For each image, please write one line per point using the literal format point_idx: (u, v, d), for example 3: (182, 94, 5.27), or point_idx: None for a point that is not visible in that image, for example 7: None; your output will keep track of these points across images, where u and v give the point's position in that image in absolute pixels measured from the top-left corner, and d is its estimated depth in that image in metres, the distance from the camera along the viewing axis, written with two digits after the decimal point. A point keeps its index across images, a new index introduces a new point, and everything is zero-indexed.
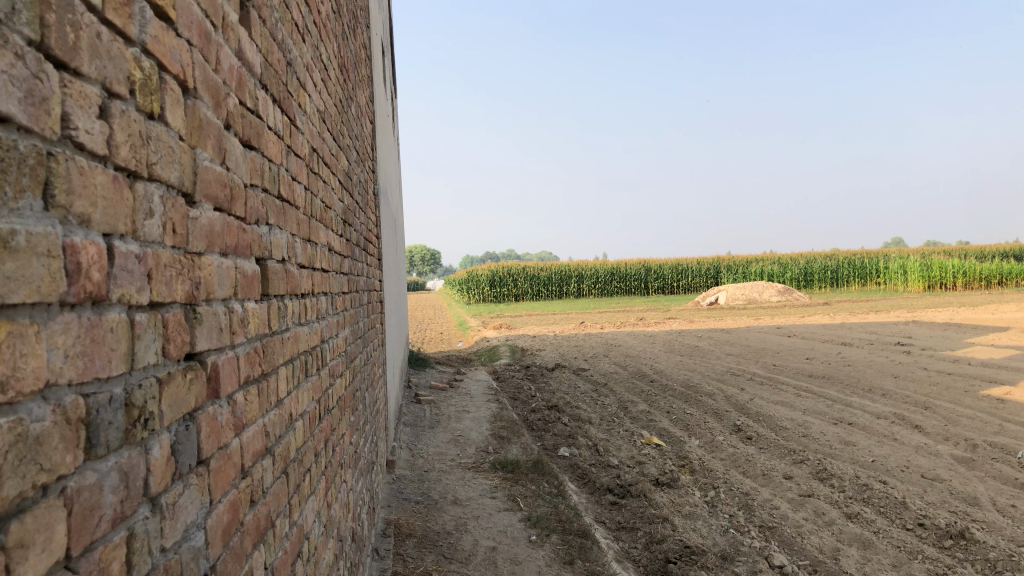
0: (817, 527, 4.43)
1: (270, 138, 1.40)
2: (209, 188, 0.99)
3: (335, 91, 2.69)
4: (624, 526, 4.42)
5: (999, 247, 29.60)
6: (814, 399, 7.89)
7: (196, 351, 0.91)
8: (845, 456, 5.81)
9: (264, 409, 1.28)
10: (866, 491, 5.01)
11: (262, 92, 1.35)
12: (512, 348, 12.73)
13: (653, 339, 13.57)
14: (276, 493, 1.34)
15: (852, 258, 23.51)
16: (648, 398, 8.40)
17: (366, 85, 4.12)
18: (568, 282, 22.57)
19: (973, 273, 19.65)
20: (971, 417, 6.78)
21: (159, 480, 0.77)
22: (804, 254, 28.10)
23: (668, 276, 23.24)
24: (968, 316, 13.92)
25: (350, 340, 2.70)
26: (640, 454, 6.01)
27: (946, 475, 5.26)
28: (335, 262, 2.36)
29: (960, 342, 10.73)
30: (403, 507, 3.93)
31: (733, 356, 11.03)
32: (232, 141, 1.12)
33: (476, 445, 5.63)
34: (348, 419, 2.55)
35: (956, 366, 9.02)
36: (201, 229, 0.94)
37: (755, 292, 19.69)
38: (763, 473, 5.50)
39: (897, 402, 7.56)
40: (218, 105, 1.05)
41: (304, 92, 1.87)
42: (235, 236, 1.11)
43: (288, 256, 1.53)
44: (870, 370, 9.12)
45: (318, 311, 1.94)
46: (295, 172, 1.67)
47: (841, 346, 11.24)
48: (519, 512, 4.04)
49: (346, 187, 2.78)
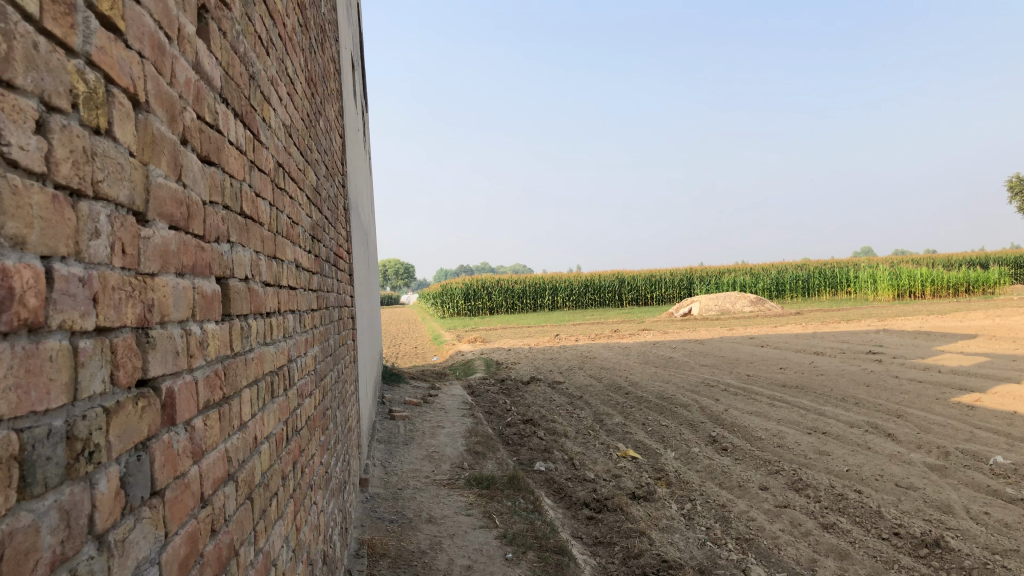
0: (794, 538, 4.43)
1: (231, 153, 1.37)
2: (163, 206, 0.95)
3: (302, 104, 2.65)
4: (601, 541, 4.38)
5: (965, 256, 30.07)
6: (788, 409, 7.92)
7: (148, 378, 0.87)
8: (820, 466, 5.83)
9: (226, 434, 1.24)
10: (841, 501, 5.02)
11: (222, 106, 1.32)
12: (487, 362, 12.67)
13: (627, 350, 13.59)
14: (241, 521, 1.29)
15: (823, 268, 23.75)
16: (624, 410, 8.40)
17: (335, 98, 4.09)
18: (542, 295, 22.57)
19: (941, 281, 19.92)
20: (942, 424, 6.84)
21: (105, 516, 0.72)
22: (775, 264, 28.32)
23: (642, 287, 23.32)
24: (937, 324, 14.09)
25: (319, 358, 2.64)
26: (616, 467, 5.99)
27: (920, 483, 5.29)
28: (303, 279, 2.32)
29: (930, 350, 10.86)
30: (378, 527, 3.87)
31: (708, 366, 11.07)
32: (189, 157, 1.08)
33: (451, 461, 5.57)
34: (318, 439, 2.50)
35: (927, 373, 9.11)
36: (154, 248, 0.90)
37: (728, 303, 19.81)
38: (738, 484, 5.50)
39: (869, 411, 7.62)
40: (172, 120, 1.01)
41: (269, 106, 1.84)
42: (193, 255, 1.07)
43: (251, 274, 1.49)
44: (843, 379, 9.18)
45: (285, 330, 1.89)
46: (258, 187, 1.63)
47: (814, 355, 11.33)
48: (494, 529, 3.99)
49: (313, 202, 2.74)
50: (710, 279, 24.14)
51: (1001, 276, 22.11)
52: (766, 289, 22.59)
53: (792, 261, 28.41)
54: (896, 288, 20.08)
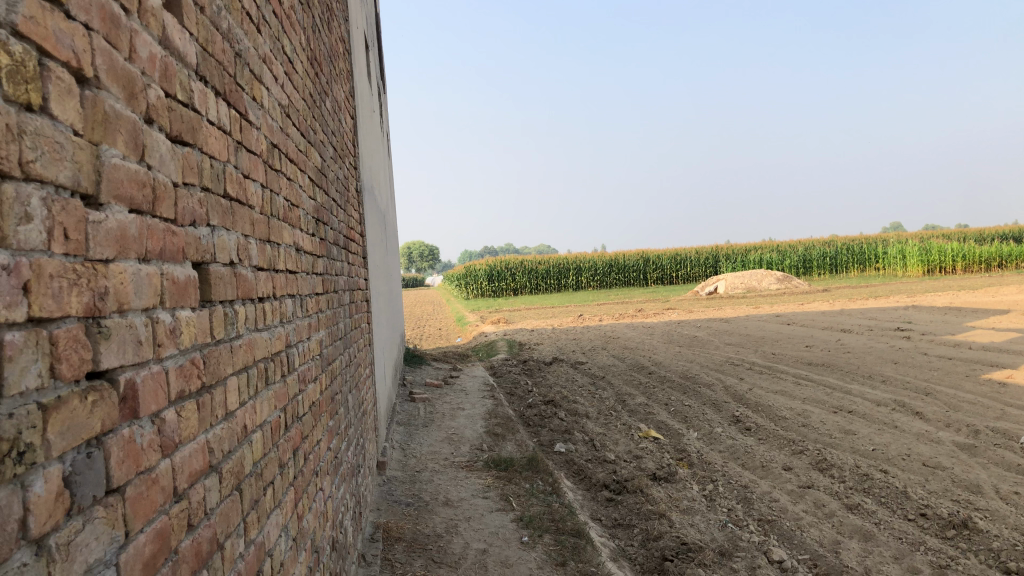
0: (817, 520, 4.35)
1: (211, 134, 1.31)
2: (120, 188, 0.90)
3: (305, 85, 2.59)
4: (620, 523, 4.34)
5: (997, 231, 29.52)
6: (813, 387, 7.82)
7: (102, 370, 0.82)
8: (845, 446, 5.73)
9: (207, 424, 1.20)
10: (867, 481, 4.93)
11: (200, 84, 1.26)
12: (510, 343, 12.65)
13: (651, 330, 13.50)
14: (226, 514, 1.25)
15: (851, 244, 23.41)
16: (647, 390, 8.34)
17: (344, 78, 4.03)
18: (566, 275, 22.48)
19: (972, 256, 19.56)
20: (972, 402, 6.71)
21: (43, 519, 0.68)
22: (802, 241, 27.97)
23: (667, 266, 23.15)
24: (967, 299, 13.84)
25: (325, 342, 2.61)
26: (637, 448, 5.93)
27: (948, 463, 5.18)
28: (305, 263, 2.27)
29: (960, 326, 10.66)
30: (393, 510, 3.85)
31: (732, 345, 10.96)
32: (156, 137, 1.03)
33: (470, 443, 5.54)
34: (325, 425, 2.46)
35: (957, 350, 8.94)
36: (108, 233, 0.85)
37: (754, 281, 19.60)
38: (762, 465, 5.42)
39: (897, 388, 7.49)
40: (133, 97, 0.96)
41: (261, 86, 1.79)
42: (160, 240, 1.02)
43: (238, 259, 1.44)
44: (871, 356, 9.04)
45: (282, 315, 1.85)
46: (247, 168, 1.57)
47: (841, 332, 11.17)
48: (511, 511, 3.95)
49: (318, 184, 2.69)
50: (736, 257, 23.92)
51: None
52: (793, 266, 22.33)
53: (820, 238, 28.03)
54: (926, 264, 19.75)
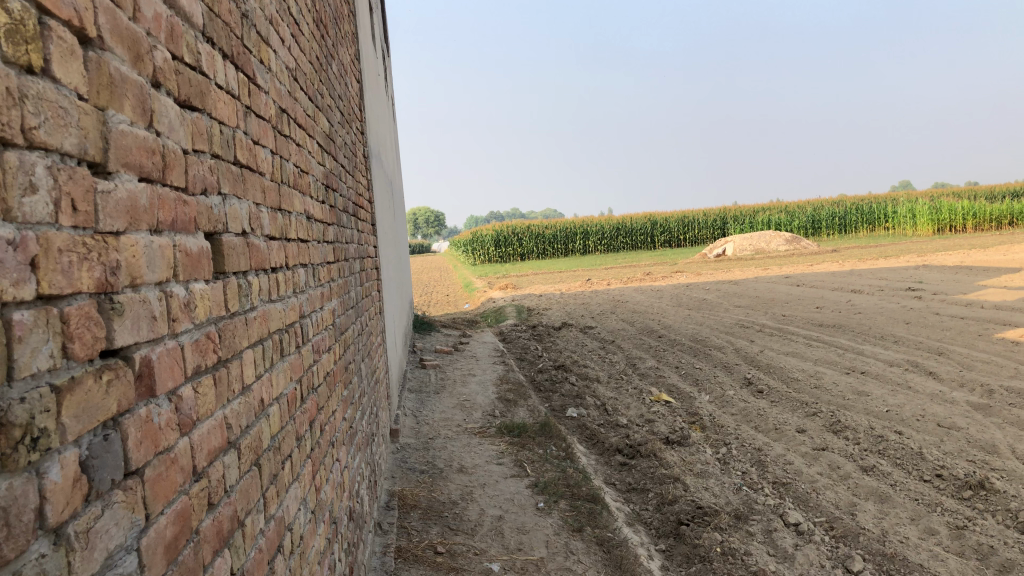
0: (832, 482, 4.34)
1: (220, 99, 1.26)
2: (128, 156, 0.85)
3: (311, 48, 2.52)
4: (635, 488, 4.33)
5: (1006, 188, 29.26)
6: (825, 348, 7.79)
7: (116, 348, 0.78)
8: (858, 407, 5.71)
9: (224, 399, 1.16)
10: (881, 443, 4.90)
11: (207, 47, 1.21)
12: (519, 308, 12.63)
13: (659, 293, 13.46)
14: (245, 491, 1.22)
15: (859, 204, 23.23)
16: (657, 353, 8.32)
17: (350, 41, 3.94)
18: (573, 239, 22.38)
19: (982, 214, 19.39)
20: (985, 361, 6.66)
21: (60, 508, 0.64)
22: (811, 202, 27.75)
23: (674, 229, 23.03)
24: (978, 258, 13.73)
25: (338, 312, 2.57)
26: (649, 412, 5.91)
27: (963, 423, 5.15)
28: (316, 232, 2.23)
29: (971, 286, 10.59)
30: (408, 477, 3.84)
31: (742, 307, 10.90)
32: (164, 102, 0.99)
33: (482, 409, 5.54)
34: (340, 395, 2.44)
35: (969, 310, 8.89)
36: (118, 203, 0.81)
37: (762, 242, 19.49)
38: (775, 427, 5.40)
39: (909, 349, 7.45)
40: (138, 59, 0.91)
41: (268, 49, 1.73)
42: (171, 210, 0.98)
43: (250, 229, 1.40)
44: (882, 317, 8.99)
45: (295, 285, 1.81)
46: (257, 135, 1.52)
47: (851, 293, 11.09)
48: (526, 477, 3.94)
49: (326, 149, 2.63)
50: (744, 219, 23.78)
51: None
52: (801, 227, 22.17)
53: (828, 199, 27.80)
54: (936, 223, 19.56)
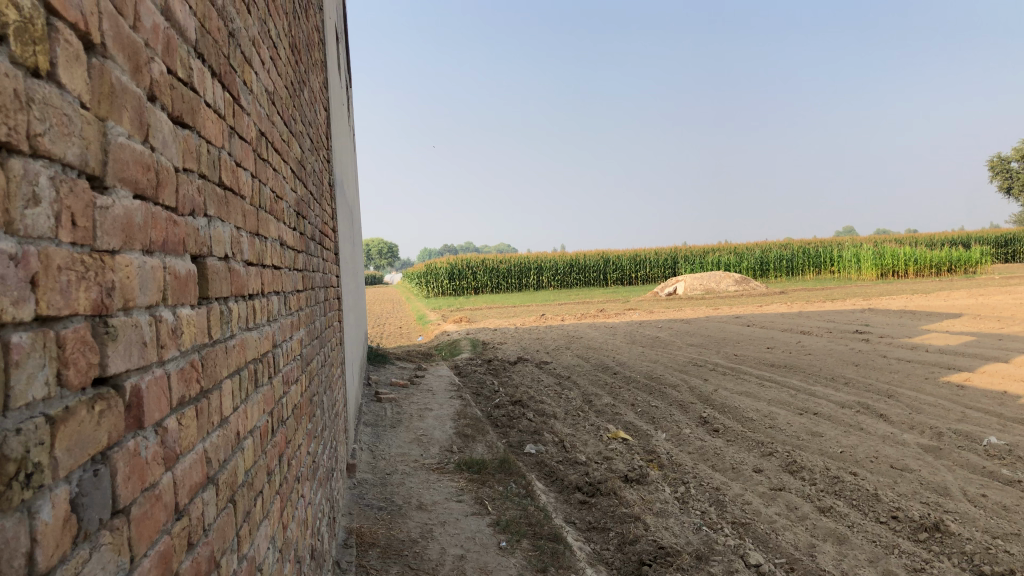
0: (791, 523, 4.35)
1: (208, 116, 1.21)
2: (125, 170, 0.80)
3: (286, 73, 2.48)
4: (595, 527, 4.29)
5: (945, 236, 30.26)
6: (777, 388, 7.87)
7: (108, 376, 0.72)
8: (813, 448, 5.75)
9: (205, 432, 1.10)
10: (838, 484, 4.94)
11: (198, 64, 1.16)
12: (473, 342, 12.56)
13: (613, 330, 13.52)
14: (222, 528, 1.15)
15: (806, 248, 23.75)
16: (612, 390, 8.32)
17: (319, 68, 3.89)
18: (527, 274, 22.43)
19: (923, 261, 19.98)
20: (933, 404, 6.79)
21: (48, 553, 0.58)
22: (760, 244, 28.26)
23: (627, 266, 23.25)
24: (920, 302, 14.10)
25: (305, 341, 2.50)
26: (607, 449, 5.88)
27: (915, 465, 5.22)
28: (288, 260, 2.17)
29: (915, 329, 10.86)
30: (366, 514, 3.74)
31: (694, 346, 10.99)
32: (159, 117, 0.94)
33: (439, 445, 5.45)
34: (304, 427, 2.37)
35: (915, 353, 9.09)
36: (114, 220, 0.75)
37: (713, 282, 19.77)
38: (732, 467, 5.41)
39: (859, 391, 7.56)
40: (137, 70, 0.86)
41: (250, 70, 1.68)
42: (163, 229, 0.93)
43: (231, 253, 1.34)
44: (831, 358, 9.14)
45: (269, 312, 1.74)
46: (239, 156, 1.47)
47: (800, 334, 11.26)
48: (487, 515, 3.87)
49: (297, 175, 2.57)
50: (695, 259, 24.11)
51: (983, 254, 22.17)
52: (751, 267, 22.55)
53: (777, 241, 28.35)
54: (880, 267, 20.09)
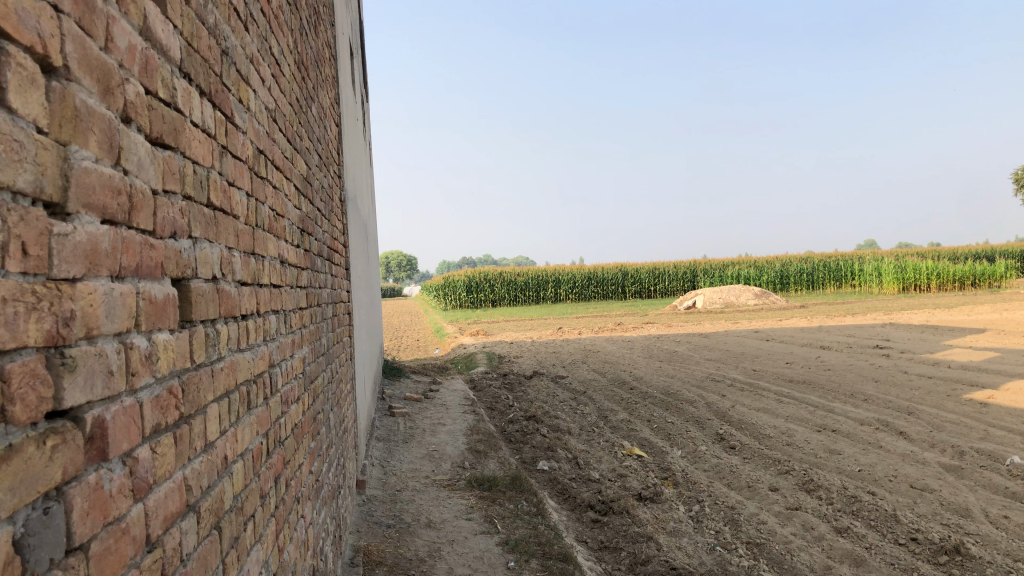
0: (807, 543, 4.27)
1: (195, 137, 1.20)
2: (91, 195, 0.78)
3: (290, 91, 2.47)
4: (607, 546, 4.23)
5: (968, 249, 29.91)
6: (796, 405, 7.76)
7: (65, 409, 0.70)
8: (831, 466, 5.66)
9: (185, 459, 1.07)
10: (855, 503, 4.85)
11: (183, 83, 1.14)
12: (489, 355, 12.53)
13: (631, 344, 13.43)
14: (203, 557, 1.13)
15: (826, 262, 23.55)
16: (629, 406, 8.25)
17: (330, 84, 3.89)
18: (545, 287, 22.39)
19: (946, 275, 19.76)
20: (955, 422, 6.66)
21: None
22: (780, 257, 28.02)
23: (645, 280, 23.14)
24: (943, 317, 13.90)
25: (308, 359, 2.47)
26: (621, 466, 5.83)
27: (935, 485, 5.12)
28: (289, 277, 2.15)
29: (938, 345, 10.70)
30: (373, 532, 3.70)
31: (712, 361, 10.89)
32: (135, 139, 0.92)
33: (451, 461, 5.41)
34: (306, 446, 2.34)
35: (937, 369, 8.94)
36: (75, 247, 0.73)
37: (732, 296, 19.62)
38: (748, 485, 5.33)
39: (879, 408, 7.44)
40: (108, 92, 0.84)
41: (248, 88, 1.67)
42: (136, 254, 0.90)
43: (220, 274, 1.32)
44: (851, 374, 9.01)
45: (265, 332, 1.72)
46: (231, 175, 1.45)
47: (819, 350, 11.12)
48: (496, 534, 3.83)
49: (302, 192, 2.56)
50: (714, 272, 23.94)
51: (1007, 268, 21.88)
52: (770, 281, 22.37)
53: (798, 254, 28.10)
54: (901, 281, 19.87)
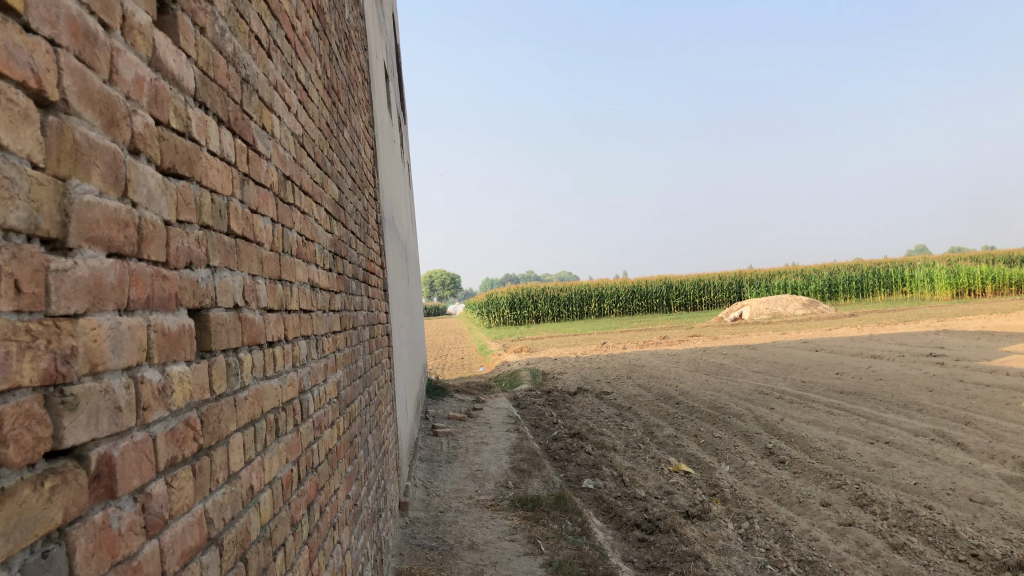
0: (861, 561, 4.14)
1: (212, 166, 1.19)
2: (95, 229, 0.77)
3: (321, 115, 2.48)
4: (654, 566, 4.15)
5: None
6: (847, 417, 7.57)
7: (66, 447, 0.69)
8: (885, 479, 5.50)
9: (205, 492, 1.06)
10: (911, 518, 4.69)
11: (198, 112, 1.14)
12: (533, 372, 12.47)
13: (676, 358, 13.27)
14: None
15: (876, 269, 23.05)
16: (675, 421, 8.13)
17: (363, 108, 3.92)
18: (588, 302, 22.28)
19: (1001, 279, 19.21)
20: (1015, 432, 6.43)
21: None
22: (827, 265, 27.51)
23: (690, 292, 22.89)
24: (1000, 323, 13.50)
25: (344, 383, 2.47)
26: (668, 483, 5.73)
27: (996, 498, 4.94)
28: (321, 301, 2.15)
29: (995, 351, 10.37)
30: (416, 555, 3.68)
31: (761, 373, 10.69)
32: (144, 170, 0.91)
33: (495, 480, 5.37)
34: (343, 470, 2.33)
35: (995, 376, 8.66)
36: (77, 282, 0.72)
37: (779, 306, 19.30)
38: (798, 501, 5.20)
39: (935, 418, 7.22)
40: (113, 125, 0.84)
41: (272, 115, 1.67)
42: (147, 287, 0.89)
43: (243, 302, 1.31)
44: (905, 384, 8.76)
45: (294, 358, 1.72)
46: (254, 202, 1.45)
47: (870, 359, 10.86)
48: (540, 555, 3.78)
49: (334, 216, 2.56)
50: (760, 282, 23.58)
51: None
52: (818, 290, 21.97)
53: (845, 261, 27.56)
54: (954, 286, 19.37)
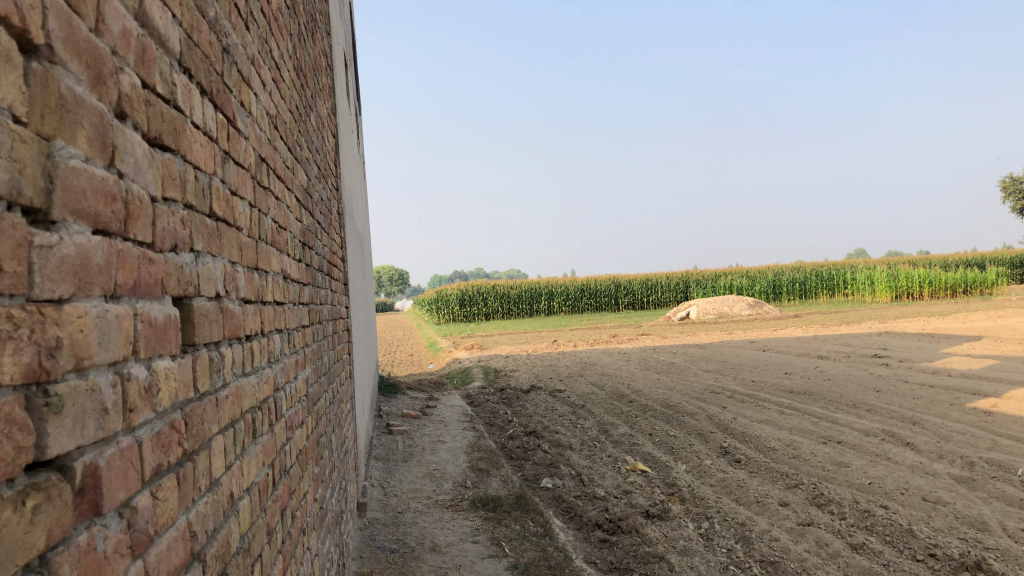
0: (822, 561, 4.14)
1: (195, 139, 1.07)
2: (81, 200, 0.66)
3: (290, 97, 2.36)
4: (617, 567, 4.10)
5: (958, 257, 29.88)
6: (799, 416, 7.64)
7: (49, 457, 0.58)
8: (839, 479, 5.55)
9: (188, 502, 0.94)
10: (868, 518, 4.72)
11: (182, 78, 1.02)
12: (485, 370, 12.35)
13: (627, 356, 13.29)
14: None
15: (819, 271, 23.49)
16: (629, 419, 8.11)
17: (327, 94, 3.77)
18: (539, 300, 22.26)
19: (938, 282, 19.73)
20: (961, 432, 6.55)
21: None
22: (772, 266, 27.96)
23: (639, 291, 23.02)
24: (939, 325, 13.83)
25: (311, 380, 2.35)
26: (626, 482, 5.70)
27: (949, 497, 5.01)
28: (292, 292, 2.03)
29: (937, 353, 10.60)
30: (377, 558, 3.57)
31: (711, 372, 10.75)
32: (131, 138, 0.80)
33: (453, 480, 5.26)
34: (311, 471, 2.21)
35: (938, 377, 8.82)
36: (63, 261, 0.61)
37: (726, 306, 19.50)
38: (756, 500, 5.20)
39: (884, 418, 7.32)
40: (99, 82, 0.72)
41: (249, 90, 1.55)
42: (133, 270, 0.78)
43: (224, 291, 1.20)
44: (852, 384, 8.88)
45: (270, 354, 1.60)
46: (234, 183, 1.33)
47: (818, 359, 10.99)
48: (504, 558, 3.69)
49: (303, 204, 2.44)
50: (707, 282, 23.83)
51: (998, 276, 21.87)
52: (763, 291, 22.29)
53: (790, 263, 28.04)
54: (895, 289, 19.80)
